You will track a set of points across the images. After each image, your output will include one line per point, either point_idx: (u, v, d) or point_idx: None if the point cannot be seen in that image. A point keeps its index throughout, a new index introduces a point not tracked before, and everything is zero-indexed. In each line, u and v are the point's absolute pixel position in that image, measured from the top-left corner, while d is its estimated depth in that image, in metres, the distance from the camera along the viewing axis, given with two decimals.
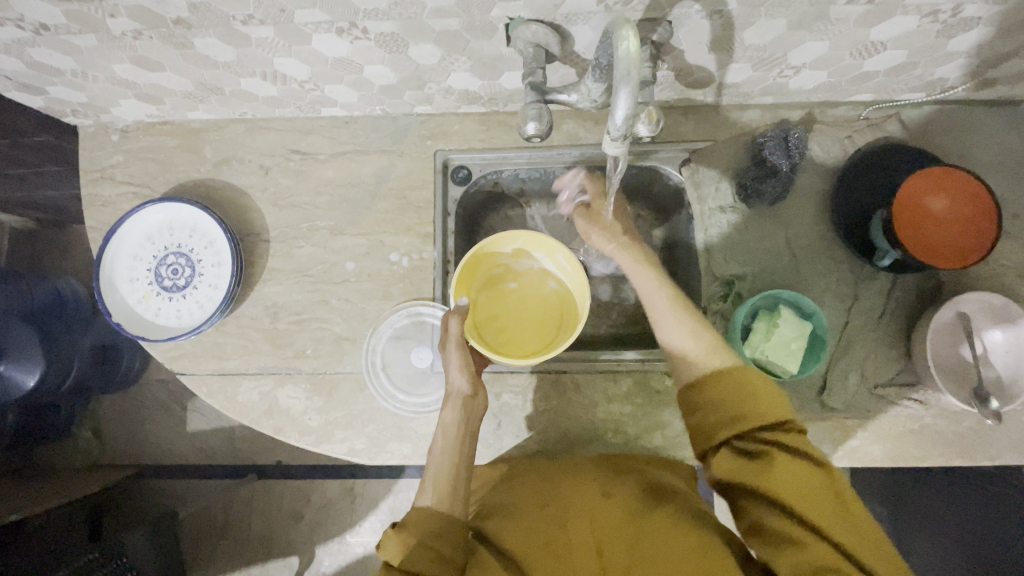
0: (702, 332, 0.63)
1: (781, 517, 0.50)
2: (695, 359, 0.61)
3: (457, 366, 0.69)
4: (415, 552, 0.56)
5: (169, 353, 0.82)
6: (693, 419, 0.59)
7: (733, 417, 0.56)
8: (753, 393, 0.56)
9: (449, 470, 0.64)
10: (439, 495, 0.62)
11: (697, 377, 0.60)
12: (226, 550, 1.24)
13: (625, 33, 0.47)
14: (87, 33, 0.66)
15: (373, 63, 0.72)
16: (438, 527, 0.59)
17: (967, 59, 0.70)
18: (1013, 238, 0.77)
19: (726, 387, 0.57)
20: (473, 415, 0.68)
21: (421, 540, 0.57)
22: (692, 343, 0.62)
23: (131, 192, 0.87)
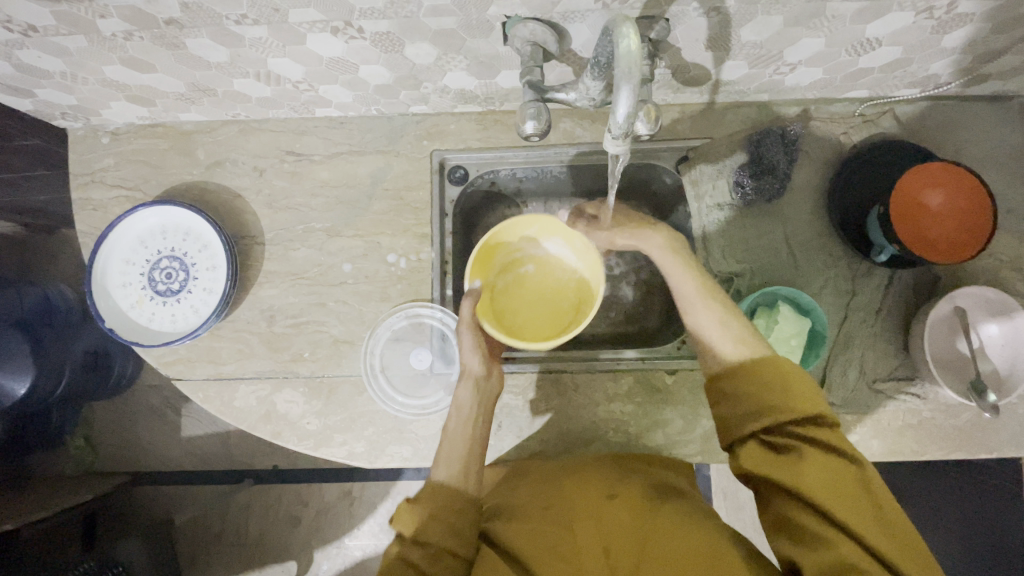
0: (730, 322, 0.61)
1: (808, 514, 0.49)
2: (726, 352, 0.59)
3: (473, 349, 0.68)
4: (431, 526, 0.57)
5: (164, 358, 0.81)
6: (720, 411, 0.58)
7: (764, 410, 0.54)
8: (786, 385, 0.54)
9: (463, 450, 0.64)
10: (452, 470, 0.62)
11: (724, 368, 0.58)
12: (223, 556, 1.23)
13: (625, 31, 0.46)
14: (77, 34, 0.65)
15: (368, 63, 0.71)
16: (450, 502, 0.59)
17: (962, 55, 0.71)
18: (1008, 232, 0.78)
19: (755, 379, 0.56)
20: (486, 397, 0.68)
21: (440, 514, 0.58)
22: (720, 333, 0.60)
23: (123, 196, 0.86)
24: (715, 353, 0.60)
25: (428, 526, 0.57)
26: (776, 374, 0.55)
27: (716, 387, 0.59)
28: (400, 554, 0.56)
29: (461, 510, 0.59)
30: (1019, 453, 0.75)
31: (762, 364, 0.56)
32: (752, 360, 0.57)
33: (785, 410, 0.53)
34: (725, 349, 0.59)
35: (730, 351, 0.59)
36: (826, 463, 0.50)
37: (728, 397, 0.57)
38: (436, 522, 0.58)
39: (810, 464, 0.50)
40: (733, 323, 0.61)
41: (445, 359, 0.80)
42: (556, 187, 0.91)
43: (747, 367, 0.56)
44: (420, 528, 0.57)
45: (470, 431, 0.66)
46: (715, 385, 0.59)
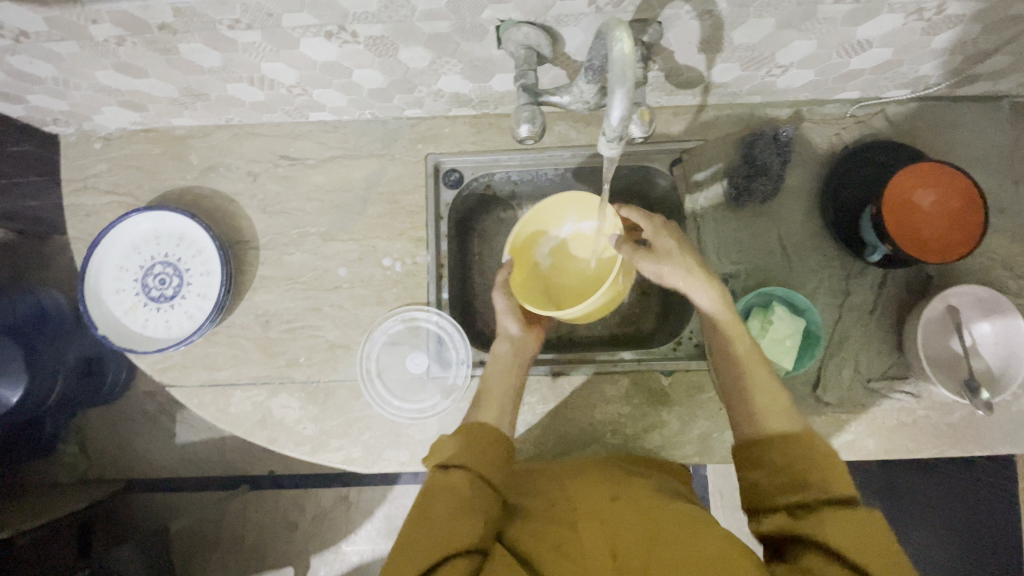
0: (773, 393, 0.62)
1: (824, 561, 0.47)
2: (765, 417, 0.60)
3: (506, 310, 0.77)
4: (467, 451, 0.64)
5: (158, 364, 0.80)
6: (749, 476, 0.58)
7: (798, 483, 0.54)
8: (820, 460, 0.54)
9: (502, 391, 0.72)
10: (491, 410, 0.70)
11: (761, 435, 0.59)
12: (220, 563, 1.22)
13: (619, 34, 0.47)
14: (69, 40, 0.64)
15: (362, 67, 0.71)
16: (486, 437, 0.66)
17: (951, 56, 0.71)
18: (999, 231, 0.78)
19: (793, 450, 0.56)
20: (524, 353, 0.76)
21: (474, 444, 0.65)
22: (759, 397, 0.61)
23: (115, 202, 0.85)
24: (754, 419, 0.60)
25: (463, 450, 0.64)
26: (811, 445, 0.56)
27: (749, 453, 0.59)
28: (437, 477, 0.62)
29: (493, 440, 0.66)
30: (1013, 450, 0.76)
31: (800, 437, 0.57)
32: (791, 431, 0.58)
33: (818, 484, 0.53)
34: (764, 415, 0.60)
35: (771, 420, 0.59)
36: (854, 518, 0.49)
37: (762, 463, 0.57)
38: (469, 449, 0.64)
39: (833, 518, 0.49)
40: (774, 392, 0.62)
41: (442, 363, 0.80)
42: (551, 189, 0.91)
43: (785, 437, 0.57)
44: (454, 455, 0.64)
45: (508, 377, 0.74)
46: (747, 450, 0.59)
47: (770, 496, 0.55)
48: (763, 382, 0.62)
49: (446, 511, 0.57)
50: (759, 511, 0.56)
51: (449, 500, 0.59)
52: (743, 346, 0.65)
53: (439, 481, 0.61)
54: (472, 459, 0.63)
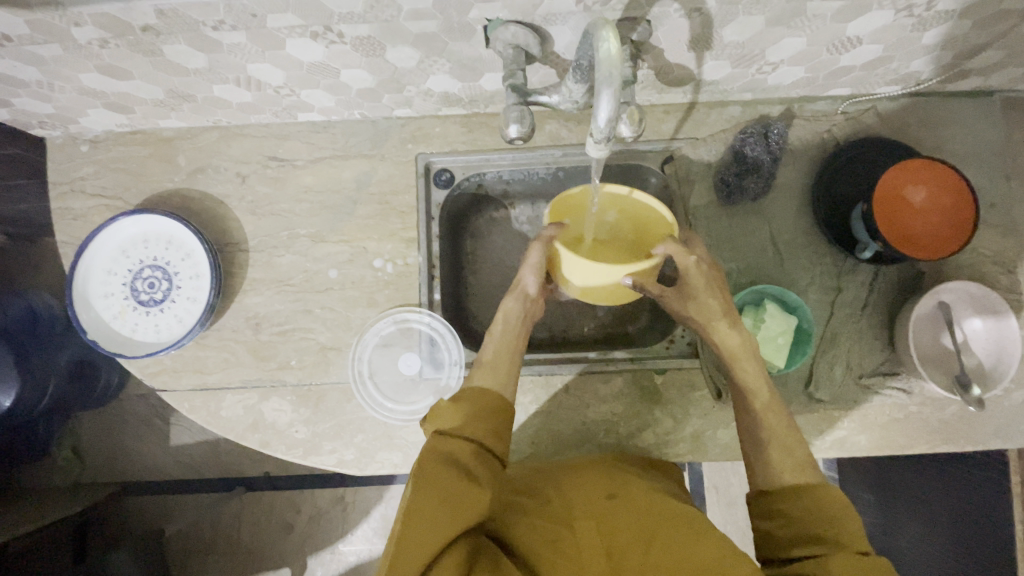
0: (790, 448, 0.61)
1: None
2: (778, 468, 0.60)
3: (533, 266, 0.68)
4: (472, 423, 0.58)
5: (149, 369, 0.80)
6: (762, 523, 0.59)
7: (810, 535, 0.54)
8: (830, 510, 0.55)
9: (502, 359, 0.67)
10: (493, 379, 0.64)
11: (772, 487, 0.59)
12: (216, 565, 1.22)
13: (606, 35, 0.46)
14: (51, 43, 0.63)
15: (350, 67, 0.70)
16: (492, 408, 0.60)
17: (941, 52, 0.71)
18: (990, 227, 0.78)
19: (806, 504, 0.56)
20: (531, 317, 0.71)
21: (480, 416, 0.59)
22: (774, 451, 0.61)
23: (103, 205, 0.84)
24: (767, 468, 0.61)
25: (469, 421, 0.58)
26: (824, 496, 0.56)
27: (761, 504, 0.59)
28: (441, 448, 0.56)
29: (499, 411, 0.60)
30: (1004, 445, 0.76)
31: (814, 489, 0.57)
32: (804, 484, 0.58)
33: (826, 536, 0.54)
34: (777, 468, 0.60)
35: (785, 474, 0.59)
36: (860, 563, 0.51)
37: (773, 516, 0.58)
38: (474, 421, 0.58)
39: (837, 563, 0.51)
40: (790, 444, 0.61)
41: (434, 364, 0.80)
42: (543, 188, 0.90)
43: (796, 491, 0.57)
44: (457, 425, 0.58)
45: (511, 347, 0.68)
46: (759, 501, 0.59)
47: (782, 546, 0.56)
48: (780, 438, 0.62)
49: (453, 491, 0.53)
50: (772, 559, 0.57)
51: (455, 476, 0.54)
52: (762, 398, 0.64)
53: (442, 453, 0.56)
54: (478, 432, 0.58)
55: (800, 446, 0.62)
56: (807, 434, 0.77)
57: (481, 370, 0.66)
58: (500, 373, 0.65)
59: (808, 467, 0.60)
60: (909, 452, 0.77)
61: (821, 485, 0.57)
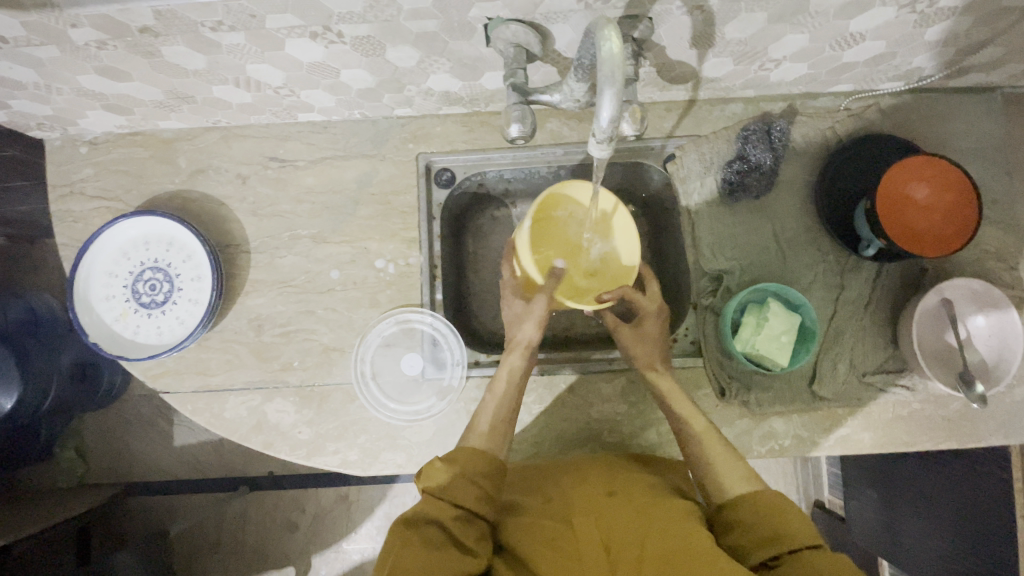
0: (731, 465, 0.63)
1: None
2: (728, 481, 0.62)
3: (537, 319, 0.73)
4: (458, 485, 0.58)
5: (151, 371, 0.80)
6: (728, 540, 0.59)
7: (772, 536, 0.55)
8: (788, 515, 0.57)
9: (495, 409, 0.68)
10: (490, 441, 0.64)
11: (728, 500, 0.61)
12: (221, 563, 1.22)
13: (607, 34, 0.46)
14: (49, 45, 0.63)
15: (350, 67, 0.70)
16: (485, 467, 0.61)
17: (943, 48, 0.71)
18: (993, 223, 0.78)
19: (755, 508, 0.58)
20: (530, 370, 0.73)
21: (466, 475, 0.60)
22: (726, 470, 0.63)
23: (104, 207, 0.84)
24: (717, 484, 0.63)
25: (454, 483, 0.58)
26: (769, 495, 0.59)
27: (720, 522, 0.60)
28: (428, 512, 0.56)
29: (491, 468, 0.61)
30: (1008, 442, 0.76)
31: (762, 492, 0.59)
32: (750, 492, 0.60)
33: (789, 538, 0.54)
34: (725, 480, 0.62)
35: (731, 486, 0.62)
36: (828, 556, 0.52)
37: (735, 527, 0.58)
38: (458, 482, 0.59)
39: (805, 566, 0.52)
40: (730, 459, 0.64)
41: (436, 364, 0.80)
42: (545, 187, 0.90)
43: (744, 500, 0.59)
44: (441, 486, 0.58)
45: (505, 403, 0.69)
46: (720, 518, 0.60)
47: (747, 556, 0.55)
48: (723, 457, 0.64)
49: (437, 552, 0.53)
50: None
51: (439, 545, 0.54)
52: (699, 423, 0.68)
53: (426, 517, 0.56)
54: (462, 495, 0.58)
55: (734, 454, 0.65)
56: (810, 432, 0.77)
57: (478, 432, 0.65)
58: (497, 434, 0.65)
59: (751, 476, 0.62)
60: (912, 449, 0.77)
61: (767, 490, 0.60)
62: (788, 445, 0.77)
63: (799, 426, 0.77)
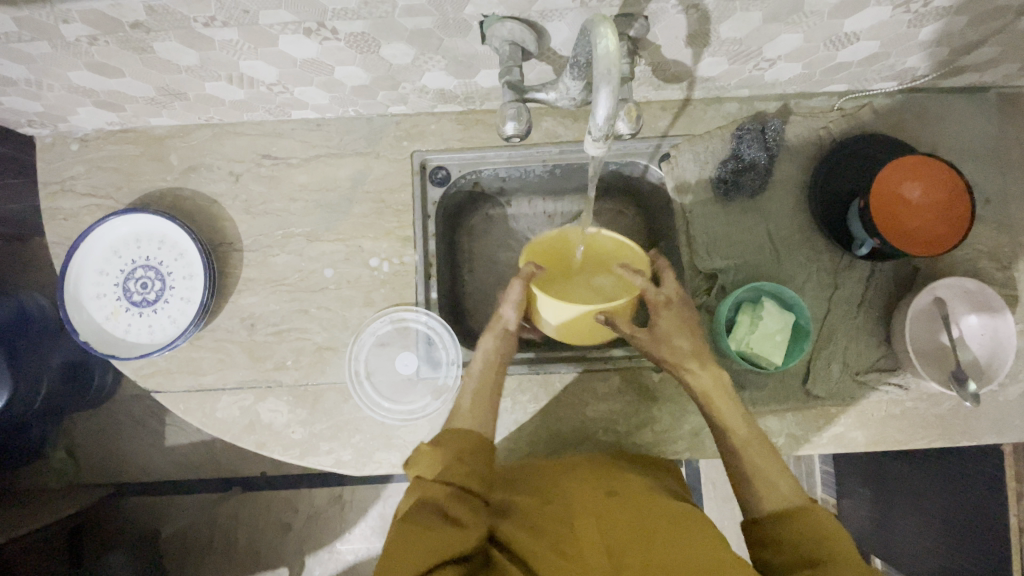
0: (775, 481, 0.61)
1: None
2: (763, 493, 0.60)
3: (513, 302, 0.70)
4: (450, 465, 0.61)
5: (142, 370, 0.79)
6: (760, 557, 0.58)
7: (807, 558, 0.54)
8: (824, 537, 0.55)
9: (479, 400, 0.68)
10: (474, 419, 0.66)
11: (764, 515, 0.59)
12: (212, 565, 1.21)
13: (604, 31, 0.46)
14: (39, 40, 0.62)
15: (344, 64, 0.70)
16: (473, 447, 0.63)
17: (937, 48, 0.71)
18: (985, 222, 0.79)
19: (792, 529, 0.57)
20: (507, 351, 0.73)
21: (456, 456, 0.62)
22: (759, 481, 0.61)
23: (94, 205, 0.83)
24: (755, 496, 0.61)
25: (447, 465, 0.61)
26: (806, 518, 0.57)
27: (755, 535, 0.59)
28: (421, 494, 0.59)
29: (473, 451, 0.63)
30: (1000, 440, 0.77)
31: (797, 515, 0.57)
32: (788, 510, 0.58)
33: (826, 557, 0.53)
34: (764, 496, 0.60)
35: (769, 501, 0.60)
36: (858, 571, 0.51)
37: (769, 544, 0.58)
38: (453, 467, 0.60)
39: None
40: (783, 474, 0.62)
41: (431, 363, 0.80)
42: (540, 186, 0.90)
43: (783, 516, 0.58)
44: (437, 469, 0.61)
45: (485, 385, 0.70)
46: (754, 532, 0.60)
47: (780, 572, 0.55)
48: (766, 472, 0.62)
49: (434, 526, 0.54)
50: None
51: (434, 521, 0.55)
52: (741, 434, 0.65)
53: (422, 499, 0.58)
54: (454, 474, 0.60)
55: (777, 458, 0.63)
56: (804, 430, 0.77)
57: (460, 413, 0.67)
58: (480, 412, 0.67)
59: (793, 493, 0.60)
60: (905, 447, 0.78)
61: (807, 509, 0.58)
62: (782, 443, 0.77)
63: (793, 424, 0.77)
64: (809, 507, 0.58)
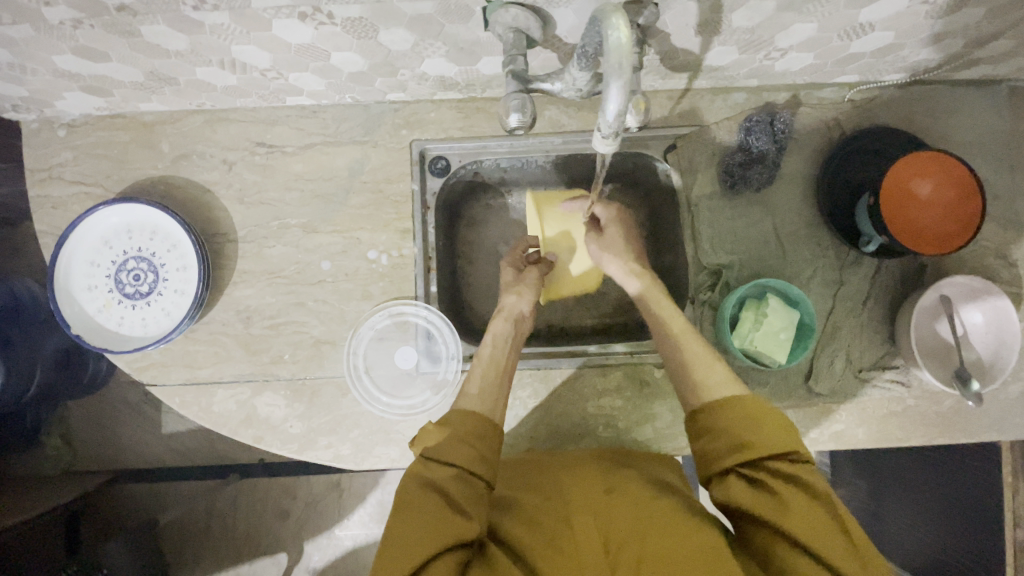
0: (708, 373, 0.63)
1: (798, 555, 0.50)
2: (702, 384, 0.63)
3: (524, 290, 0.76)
4: (449, 446, 0.59)
5: (136, 363, 0.78)
6: (699, 445, 0.60)
7: (739, 443, 0.57)
8: (761, 424, 0.57)
9: (488, 378, 0.68)
10: (482, 399, 0.65)
11: (701, 404, 0.61)
12: (211, 550, 1.21)
13: (615, 22, 0.44)
14: (22, 23, 0.60)
15: (340, 49, 0.67)
16: (477, 430, 0.61)
17: (953, 40, 0.69)
18: (994, 219, 0.77)
19: (723, 415, 0.59)
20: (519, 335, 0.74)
21: (461, 439, 0.60)
22: (696, 371, 0.64)
23: (84, 193, 0.81)
24: (693, 386, 0.63)
25: (445, 445, 0.59)
26: (741, 408, 0.58)
27: (694, 425, 0.61)
28: (420, 475, 0.58)
29: (484, 433, 0.61)
30: (1000, 438, 0.77)
31: (729, 405, 0.59)
32: (716, 400, 0.60)
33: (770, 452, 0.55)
34: (705, 387, 0.62)
35: (708, 390, 0.62)
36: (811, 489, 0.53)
37: (706, 434, 0.59)
38: (458, 448, 0.59)
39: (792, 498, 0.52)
40: (717, 376, 0.63)
41: (431, 357, 0.79)
42: (541, 176, 0.89)
43: (720, 405, 0.59)
44: (434, 450, 0.59)
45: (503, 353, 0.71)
46: (693, 421, 0.61)
47: (720, 460, 0.57)
48: (699, 358, 0.65)
49: (425, 513, 0.54)
50: (713, 477, 0.58)
51: (430, 505, 0.55)
52: (677, 324, 0.68)
53: (421, 480, 0.57)
54: (453, 455, 0.58)
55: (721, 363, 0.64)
56: (805, 427, 0.77)
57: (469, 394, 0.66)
58: (488, 398, 0.66)
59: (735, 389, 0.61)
60: (905, 444, 0.78)
61: (740, 399, 0.59)
62: None
63: (795, 420, 0.76)
64: (747, 400, 0.59)
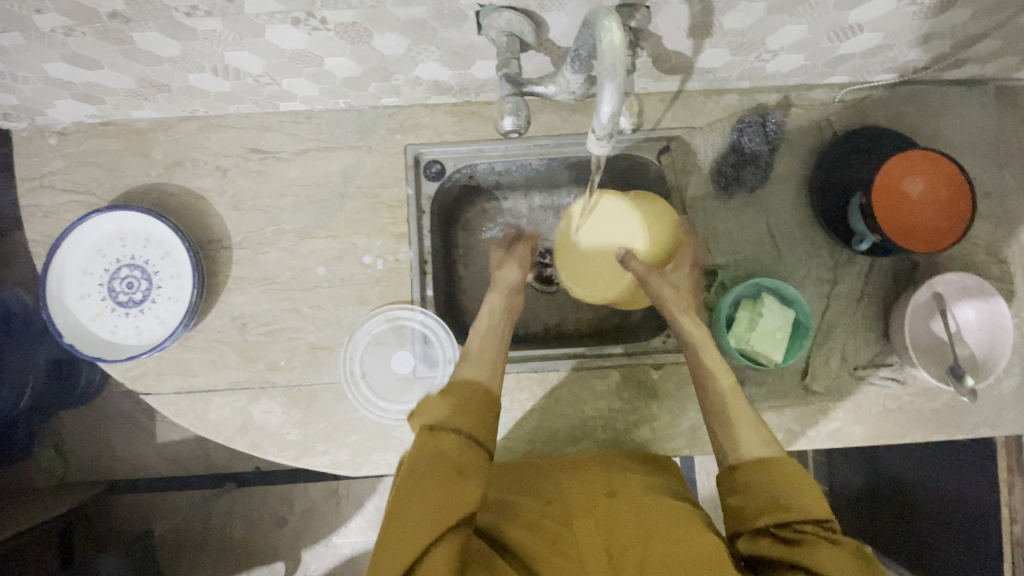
0: (745, 432, 0.61)
1: None
2: (743, 443, 0.60)
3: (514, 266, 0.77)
4: (459, 414, 0.59)
5: (131, 372, 0.77)
6: (731, 500, 0.58)
7: (771, 501, 0.55)
8: (792, 485, 0.55)
9: (491, 356, 0.67)
10: (484, 370, 0.65)
11: (742, 461, 0.59)
12: (207, 560, 1.20)
13: (607, 24, 0.44)
14: (12, 31, 0.59)
15: (334, 55, 0.67)
16: (485, 400, 0.61)
17: (940, 41, 0.71)
18: (985, 217, 0.78)
19: (757, 474, 0.57)
20: (512, 311, 0.74)
21: (469, 407, 0.60)
22: (741, 429, 0.62)
23: (75, 201, 0.80)
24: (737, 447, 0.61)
25: (455, 413, 0.59)
26: (772, 470, 0.57)
27: (727, 481, 0.60)
28: (429, 439, 0.57)
29: (490, 405, 0.61)
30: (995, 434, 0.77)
31: (766, 464, 0.58)
32: (761, 459, 0.58)
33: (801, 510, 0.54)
34: (744, 445, 0.60)
35: (746, 448, 0.60)
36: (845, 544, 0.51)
37: (740, 489, 0.58)
38: (468, 417, 0.59)
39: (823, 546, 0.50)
40: (748, 430, 0.61)
41: (428, 362, 0.78)
42: (535, 179, 0.89)
43: (758, 465, 0.58)
44: (443, 418, 0.59)
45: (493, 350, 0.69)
46: (726, 477, 0.60)
47: (749, 518, 0.56)
48: (745, 419, 0.62)
49: (439, 479, 0.53)
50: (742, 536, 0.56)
51: (443, 468, 0.54)
52: (724, 384, 0.65)
53: (428, 444, 0.56)
54: (462, 423, 0.58)
55: (757, 423, 0.62)
56: (803, 426, 0.77)
57: (469, 362, 0.66)
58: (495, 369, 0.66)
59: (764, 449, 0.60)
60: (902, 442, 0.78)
61: (775, 458, 0.58)
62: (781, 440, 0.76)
63: (793, 420, 0.77)
64: (780, 459, 0.58)
